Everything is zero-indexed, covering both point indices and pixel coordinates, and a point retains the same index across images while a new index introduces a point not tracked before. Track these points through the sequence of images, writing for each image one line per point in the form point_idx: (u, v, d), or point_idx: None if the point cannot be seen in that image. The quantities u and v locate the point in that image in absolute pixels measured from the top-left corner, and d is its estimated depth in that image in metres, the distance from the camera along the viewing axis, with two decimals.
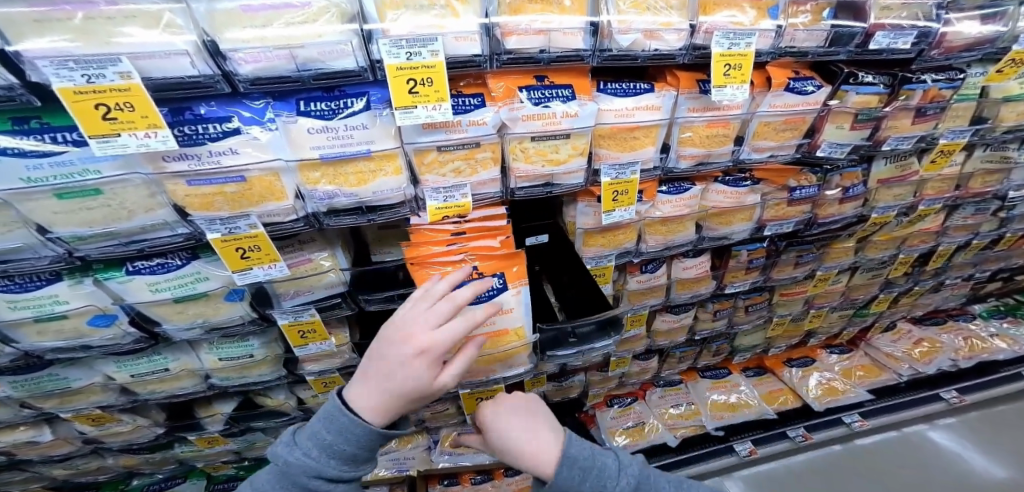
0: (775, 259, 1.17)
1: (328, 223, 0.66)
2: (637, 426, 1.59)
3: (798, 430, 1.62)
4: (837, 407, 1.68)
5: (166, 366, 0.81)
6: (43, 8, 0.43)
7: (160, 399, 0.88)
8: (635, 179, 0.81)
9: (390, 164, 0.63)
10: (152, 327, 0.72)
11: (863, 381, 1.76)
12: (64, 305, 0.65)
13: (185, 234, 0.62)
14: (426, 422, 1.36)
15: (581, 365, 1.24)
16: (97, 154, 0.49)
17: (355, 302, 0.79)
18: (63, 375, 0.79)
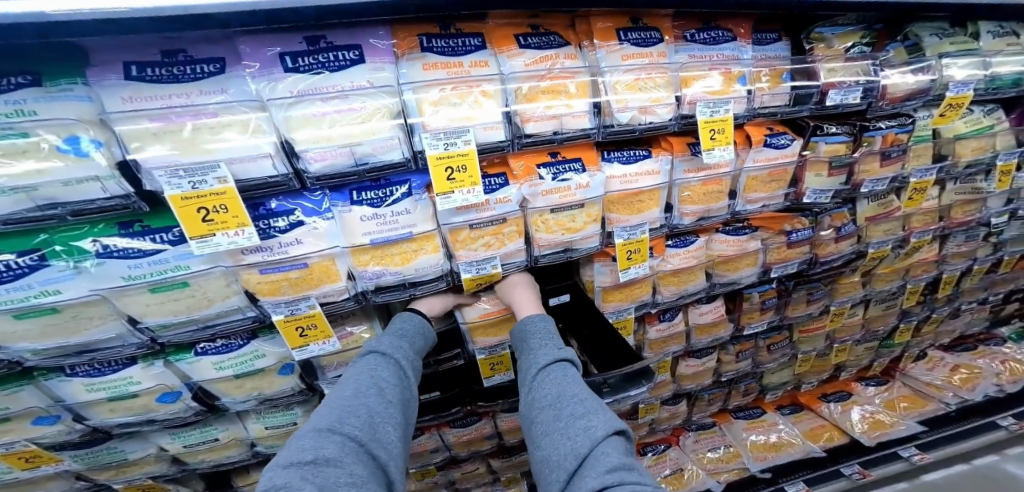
0: (787, 299, 1.22)
1: (374, 299, 0.75)
2: (676, 473, 1.60)
3: (852, 467, 1.56)
4: (889, 441, 1.64)
5: (216, 435, 0.94)
6: (159, 123, 0.57)
7: (207, 467, 1.01)
8: (646, 238, 0.88)
9: (429, 243, 0.73)
10: (212, 400, 0.83)
11: (910, 413, 1.78)
12: (136, 385, 0.77)
13: (253, 317, 0.72)
14: (456, 485, 1.42)
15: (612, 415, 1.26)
16: (195, 252, 0.61)
17: None
18: (120, 448, 0.91)
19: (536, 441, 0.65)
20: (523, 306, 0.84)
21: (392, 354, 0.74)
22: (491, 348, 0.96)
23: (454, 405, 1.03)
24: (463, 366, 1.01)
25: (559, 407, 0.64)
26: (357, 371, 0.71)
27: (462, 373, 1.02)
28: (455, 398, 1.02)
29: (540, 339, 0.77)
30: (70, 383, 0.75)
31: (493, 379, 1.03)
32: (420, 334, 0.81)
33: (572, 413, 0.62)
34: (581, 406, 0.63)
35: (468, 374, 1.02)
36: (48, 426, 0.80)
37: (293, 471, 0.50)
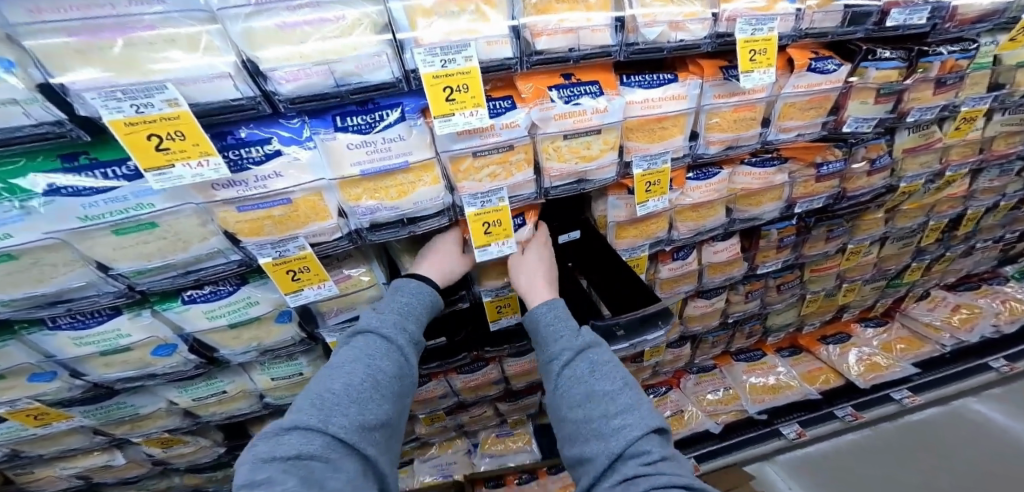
0: (805, 236, 1.16)
1: (370, 238, 0.68)
2: (676, 415, 1.69)
3: (846, 409, 1.69)
4: (883, 383, 1.75)
5: (224, 388, 0.91)
6: (83, 37, 0.44)
7: (220, 419, 0.98)
8: (667, 168, 0.80)
9: (428, 174, 0.65)
10: (210, 352, 0.78)
11: (905, 356, 1.82)
12: (127, 338, 0.71)
13: (238, 260, 0.66)
14: (465, 427, 1.46)
15: None
16: (153, 188, 0.52)
17: None
18: (130, 403, 0.88)
19: (565, 435, 0.63)
20: (526, 280, 0.77)
21: (388, 337, 0.69)
22: (496, 289, 0.90)
23: (460, 349, 1.05)
24: (469, 310, 1.01)
25: (590, 407, 0.61)
26: (350, 356, 0.66)
27: (468, 318, 1.02)
28: (461, 342, 1.04)
29: (555, 331, 0.70)
30: (55, 337, 0.69)
31: (500, 323, 0.99)
32: (425, 307, 0.75)
33: (604, 413, 0.60)
34: (613, 404, 0.60)
35: (473, 319, 1.02)
36: (47, 383, 0.75)
37: (275, 467, 0.52)
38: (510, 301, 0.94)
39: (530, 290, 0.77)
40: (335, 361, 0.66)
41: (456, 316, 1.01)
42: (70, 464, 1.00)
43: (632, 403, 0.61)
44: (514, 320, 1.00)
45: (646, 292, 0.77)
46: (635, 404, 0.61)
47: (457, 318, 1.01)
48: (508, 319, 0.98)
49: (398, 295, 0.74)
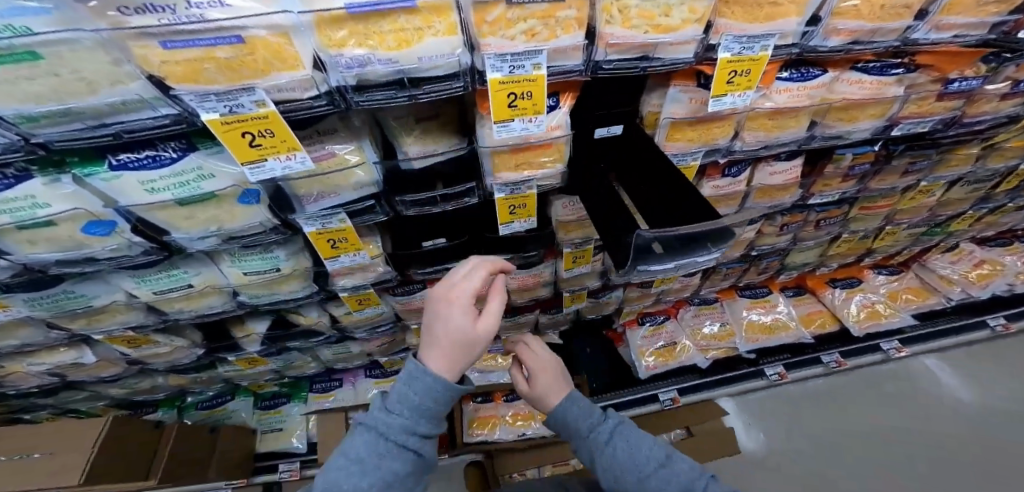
0: (881, 166, 0.99)
1: (358, 101, 0.52)
2: (669, 346, 1.84)
3: (832, 355, 1.93)
4: (873, 331, 1.96)
5: (189, 281, 0.85)
6: None
7: (189, 316, 0.94)
8: (763, 58, 0.61)
9: (441, 20, 0.47)
10: (160, 236, 0.69)
11: (907, 305, 1.96)
12: (48, 209, 0.60)
13: (172, 116, 0.50)
14: None
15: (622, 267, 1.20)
16: None
17: (390, 204, 0.75)
18: (79, 292, 0.81)
19: (603, 471, 0.87)
20: (543, 388, 0.97)
21: (395, 437, 0.67)
22: (510, 186, 0.74)
23: (462, 250, 0.95)
24: (478, 210, 0.87)
25: (635, 462, 0.84)
26: (367, 451, 0.67)
27: (475, 218, 0.89)
28: (463, 244, 0.93)
29: (578, 418, 0.93)
30: None
31: (509, 227, 0.86)
32: (442, 401, 0.70)
33: (650, 468, 0.82)
34: (654, 460, 0.83)
35: (482, 221, 0.90)
36: None
37: None
38: (526, 202, 0.80)
39: (546, 392, 0.97)
40: (346, 453, 0.68)
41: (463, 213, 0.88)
42: (36, 360, 1.01)
43: (669, 454, 0.85)
44: (525, 226, 0.87)
45: (701, 206, 0.61)
46: (673, 459, 0.84)
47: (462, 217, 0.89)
48: (518, 224, 0.86)
49: (413, 382, 0.68)
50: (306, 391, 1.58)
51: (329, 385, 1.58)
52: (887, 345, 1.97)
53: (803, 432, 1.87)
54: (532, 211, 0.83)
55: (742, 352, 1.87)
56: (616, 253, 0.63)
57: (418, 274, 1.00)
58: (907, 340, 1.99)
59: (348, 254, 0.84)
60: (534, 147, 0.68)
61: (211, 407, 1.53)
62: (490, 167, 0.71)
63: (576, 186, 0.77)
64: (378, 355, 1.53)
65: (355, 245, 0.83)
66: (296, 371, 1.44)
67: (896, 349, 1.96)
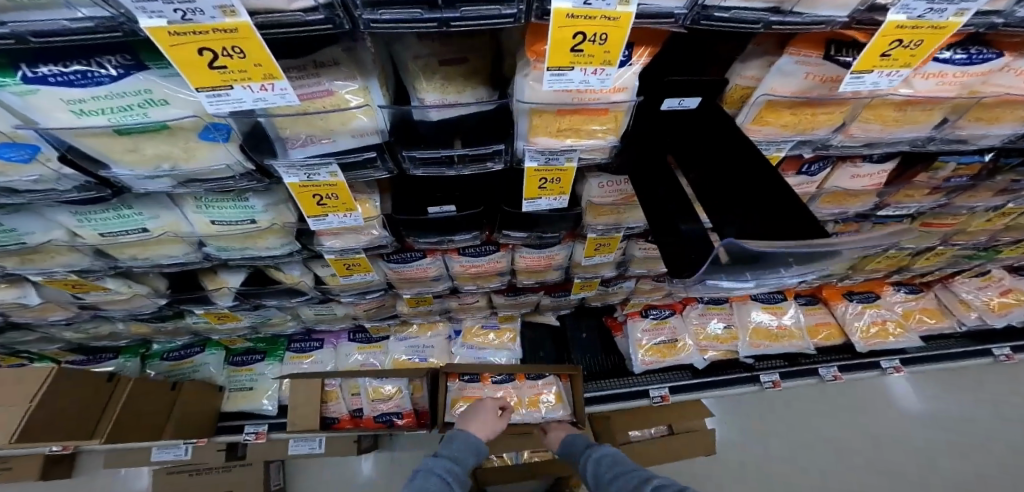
0: (981, 182, 0.86)
1: (365, 20, 0.36)
2: (671, 342, 1.76)
3: (830, 369, 1.87)
4: (879, 350, 1.89)
5: (144, 226, 0.71)
6: None
7: (144, 265, 0.81)
8: (952, 26, 0.42)
9: None
10: (98, 170, 0.55)
11: (919, 325, 1.92)
12: None
13: (97, 19, 0.34)
14: (452, 312, 1.47)
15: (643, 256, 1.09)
16: None
17: (396, 159, 0.60)
18: (7, 226, 0.67)
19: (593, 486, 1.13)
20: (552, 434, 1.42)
21: (444, 476, 1.03)
22: (547, 154, 0.60)
23: (472, 221, 0.81)
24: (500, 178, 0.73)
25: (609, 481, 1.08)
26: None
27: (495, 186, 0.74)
28: (475, 215, 0.79)
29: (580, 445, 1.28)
30: None
31: (534, 204, 0.72)
32: (471, 450, 1.15)
33: (615, 475, 1.08)
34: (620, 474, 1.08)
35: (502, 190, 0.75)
36: None
37: None
38: (562, 176, 0.65)
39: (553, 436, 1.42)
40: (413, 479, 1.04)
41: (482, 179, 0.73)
42: None
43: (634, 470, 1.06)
44: (553, 204, 0.73)
45: (793, 203, 0.45)
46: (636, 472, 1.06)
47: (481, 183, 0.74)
48: (545, 202, 0.72)
49: (452, 444, 1.15)
50: (282, 351, 1.59)
51: (309, 345, 1.61)
52: (887, 363, 1.92)
53: (773, 435, 1.95)
54: (565, 187, 0.68)
55: (742, 357, 1.80)
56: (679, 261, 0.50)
57: (418, 242, 0.87)
58: (905, 359, 1.93)
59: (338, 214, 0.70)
60: (586, 111, 0.53)
61: (179, 359, 1.51)
62: (525, 129, 0.56)
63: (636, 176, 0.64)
64: (365, 320, 1.43)
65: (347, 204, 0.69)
66: (272, 327, 1.35)
67: (895, 370, 1.91)
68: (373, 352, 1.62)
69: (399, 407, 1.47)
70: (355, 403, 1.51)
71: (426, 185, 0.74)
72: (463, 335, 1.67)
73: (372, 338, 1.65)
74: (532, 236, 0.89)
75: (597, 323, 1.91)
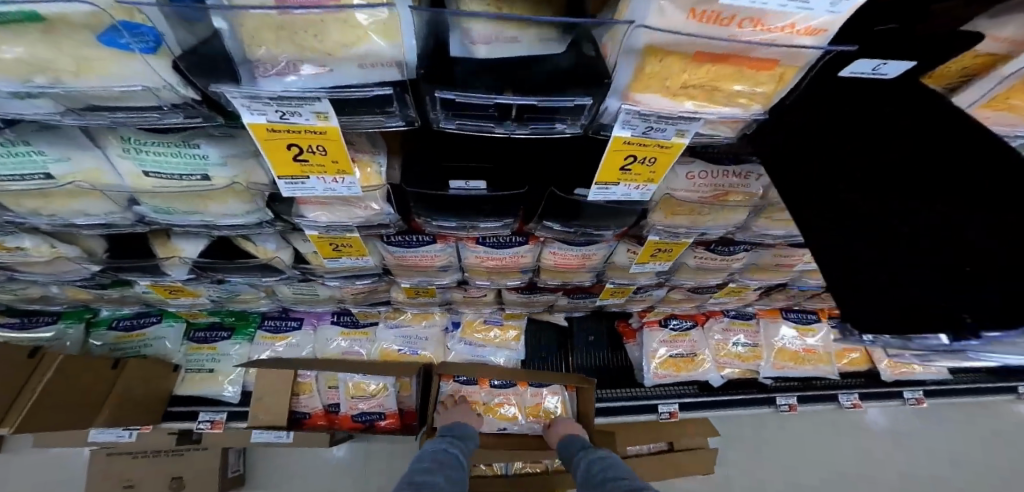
0: None
1: None
2: (688, 356, 1.61)
3: (851, 396, 1.73)
4: (904, 381, 1.78)
5: (48, 172, 0.50)
6: None
7: (57, 223, 0.60)
8: None
9: None
10: None
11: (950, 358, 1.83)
12: None
13: None
14: (455, 304, 1.27)
15: (695, 267, 0.91)
16: None
17: (426, 102, 0.37)
18: None
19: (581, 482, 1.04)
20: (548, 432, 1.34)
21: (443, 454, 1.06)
22: (653, 121, 0.39)
23: (505, 206, 0.61)
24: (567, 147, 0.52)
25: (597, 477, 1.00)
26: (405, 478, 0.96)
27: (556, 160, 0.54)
28: (512, 198, 0.59)
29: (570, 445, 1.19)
30: None
31: (605, 191, 0.51)
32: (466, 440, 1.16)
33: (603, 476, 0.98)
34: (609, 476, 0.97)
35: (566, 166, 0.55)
36: None
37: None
38: (660, 155, 0.45)
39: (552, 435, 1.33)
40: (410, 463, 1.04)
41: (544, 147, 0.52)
42: None
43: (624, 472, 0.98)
44: (625, 195, 0.53)
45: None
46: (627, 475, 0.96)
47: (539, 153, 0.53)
48: (619, 190, 0.51)
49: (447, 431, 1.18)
50: (252, 329, 1.43)
51: (282, 325, 1.44)
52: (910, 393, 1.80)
53: (779, 461, 1.82)
54: (658, 172, 0.48)
55: (761, 377, 1.66)
56: (848, 292, 0.40)
57: (429, 225, 0.66)
58: (935, 392, 1.82)
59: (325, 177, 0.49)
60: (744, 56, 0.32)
61: (129, 330, 1.34)
62: (628, 79, 0.35)
63: (789, 149, 0.46)
64: (353, 305, 1.23)
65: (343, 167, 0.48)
66: (241, 303, 1.15)
67: (918, 402, 1.78)
68: (358, 340, 1.45)
69: (383, 408, 1.32)
70: (332, 397, 1.36)
71: (455, 148, 0.54)
72: (462, 329, 1.49)
73: (358, 323, 1.48)
74: (576, 231, 0.69)
75: (609, 326, 1.74)
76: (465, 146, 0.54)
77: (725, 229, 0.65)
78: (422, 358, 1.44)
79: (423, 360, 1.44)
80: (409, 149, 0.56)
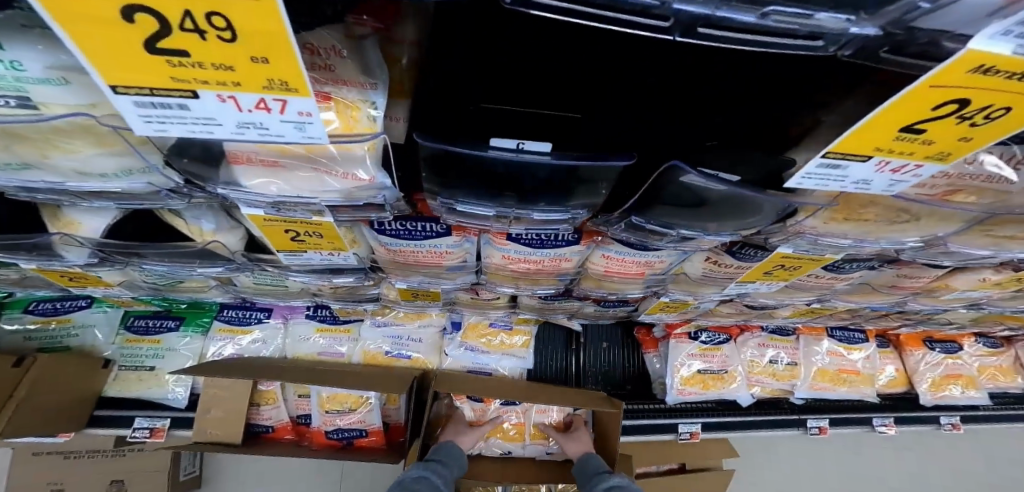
0: None
1: None
2: (719, 373, 1.40)
3: (884, 419, 1.50)
4: (943, 406, 1.56)
5: None
6: None
7: None
8: None
9: None
10: None
11: (993, 381, 1.61)
12: None
13: None
14: (457, 305, 1.04)
15: (788, 287, 0.69)
16: None
17: None
18: None
19: None
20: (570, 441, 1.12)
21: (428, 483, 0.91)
22: None
23: (573, 189, 0.38)
24: (731, 86, 0.31)
25: None
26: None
27: (698, 106, 0.33)
28: (591, 175, 0.36)
29: (594, 466, 0.98)
30: None
31: (832, 168, 0.28)
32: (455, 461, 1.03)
33: None
34: None
35: (705, 122, 0.34)
36: None
37: None
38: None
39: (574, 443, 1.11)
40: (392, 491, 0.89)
41: (688, 75, 0.31)
42: None
43: None
44: (859, 180, 0.29)
45: None
46: None
47: (669, 88, 0.32)
48: (854, 169, 0.28)
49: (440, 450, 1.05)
50: (209, 320, 1.22)
51: (244, 318, 1.23)
52: (944, 419, 1.57)
53: (799, 483, 1.66)
54: (977, 140, 0.24)
55: (792, 397, 1.46)
56: None
57: (447, 211, 0.43)
58: (968, 418, 1.58)
59: (252, 113, 0.22)
60: None
61: (50, 314, 1.12)
62: None
63: None
64: (331, 300, 0.99)
65: (288, 89, 0.19)
66: (187, 293, 0.90)
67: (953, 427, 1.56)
68: (338, 339, 1.23)
69: (364, 422, 1.11)
70: (302, 407, 1.15)
71: (507, 79, 0.29)
72: (464, 331, 1.26)
73: (338, 319, 1.25)
74: (683, 229, 0.45)
75: (629, 334, 1.52)
76: (523, 75, 0.29)
77: (906, 243, 0.44)
78: (414, 362, 1.23)
79: (415, 365, 1.23)
80: (425, 73, 0.31)
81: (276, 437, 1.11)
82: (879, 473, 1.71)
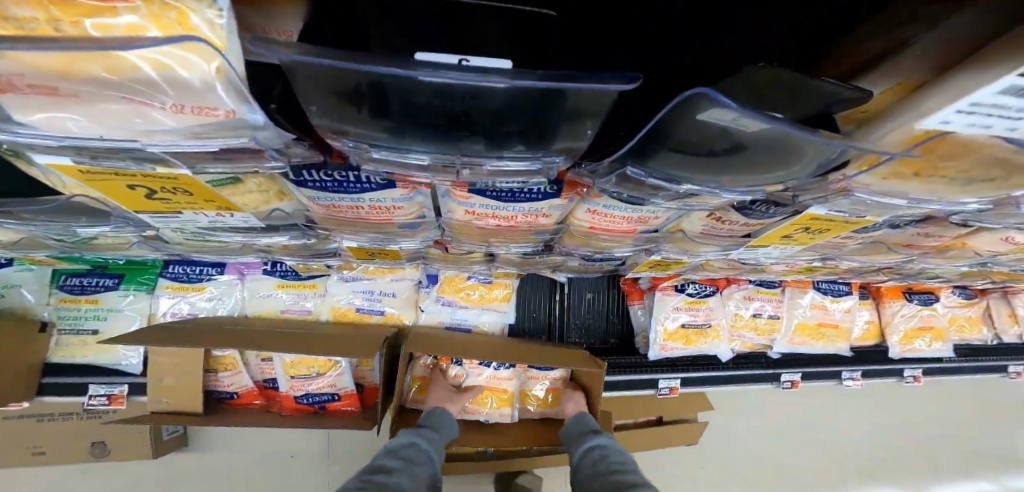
0: None
1: None
2: (701, 327, 1.36)
3: (853, 373, 1.50)
4: (911, 359, 1.57)
5: None
6: None
7: None
8: None
9: None
10: None
11: (959, 333, 1.62)
12: None
13: None
14: (425, 259, 0.94)
15: (797, 249, 0.60)
16: None
17: None
18: None
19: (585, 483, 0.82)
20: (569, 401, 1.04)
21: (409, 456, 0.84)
22: None
23: (548, 130, 0.26)
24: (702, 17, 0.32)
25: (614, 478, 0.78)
26: None
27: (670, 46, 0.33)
28: (578, 104, 0.24)
29: (578, 426, 0.95)
30: None
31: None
32: (448, 429, 0.96)
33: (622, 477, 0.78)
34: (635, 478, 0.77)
35: (660, 64, 0.34)
36: None
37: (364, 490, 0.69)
38: None
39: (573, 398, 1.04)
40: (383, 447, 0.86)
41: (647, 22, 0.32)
42: None
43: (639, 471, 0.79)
44: None
45: None
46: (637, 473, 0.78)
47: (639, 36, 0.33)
48: None
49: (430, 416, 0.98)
50: (153, 277, 1.10)
51: (194, 274, 1.11)
52: (908, 371, 1.58)
53: (769, 431, 1.71)
54: None
55: (770, 351, 1.45)
56: None
57: (359, 159, 0.30)
58: (933, 371, 1.60)
59: None
60: None
61: None
62: None
63: None
64: (284, 255, 0.87)
65: None
66: (104, 251, 0.78)
67: (915, 379, 1.57)
68: (303, 295, 1.14)
69: (335, 387, 1.05)
70: (266, 372, 1.09)
71: None
72: (441, 285, 1.17)
73: (301, 274, 1.15)
74: (698, 188, 0.35)
75: (614, 287, 1.45)
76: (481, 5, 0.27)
77: (968, 205, 0.35)
78: (387, 318, 1.15)
79: (389, 321, 1.15)
80: None
81: (242, 403, 1.05)
82: (844, 421, 1.78)
